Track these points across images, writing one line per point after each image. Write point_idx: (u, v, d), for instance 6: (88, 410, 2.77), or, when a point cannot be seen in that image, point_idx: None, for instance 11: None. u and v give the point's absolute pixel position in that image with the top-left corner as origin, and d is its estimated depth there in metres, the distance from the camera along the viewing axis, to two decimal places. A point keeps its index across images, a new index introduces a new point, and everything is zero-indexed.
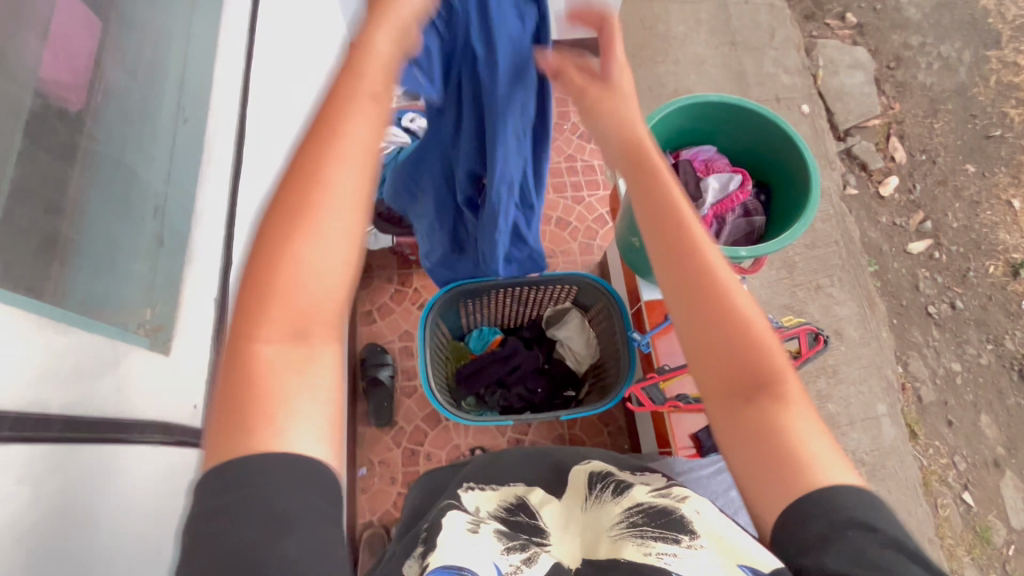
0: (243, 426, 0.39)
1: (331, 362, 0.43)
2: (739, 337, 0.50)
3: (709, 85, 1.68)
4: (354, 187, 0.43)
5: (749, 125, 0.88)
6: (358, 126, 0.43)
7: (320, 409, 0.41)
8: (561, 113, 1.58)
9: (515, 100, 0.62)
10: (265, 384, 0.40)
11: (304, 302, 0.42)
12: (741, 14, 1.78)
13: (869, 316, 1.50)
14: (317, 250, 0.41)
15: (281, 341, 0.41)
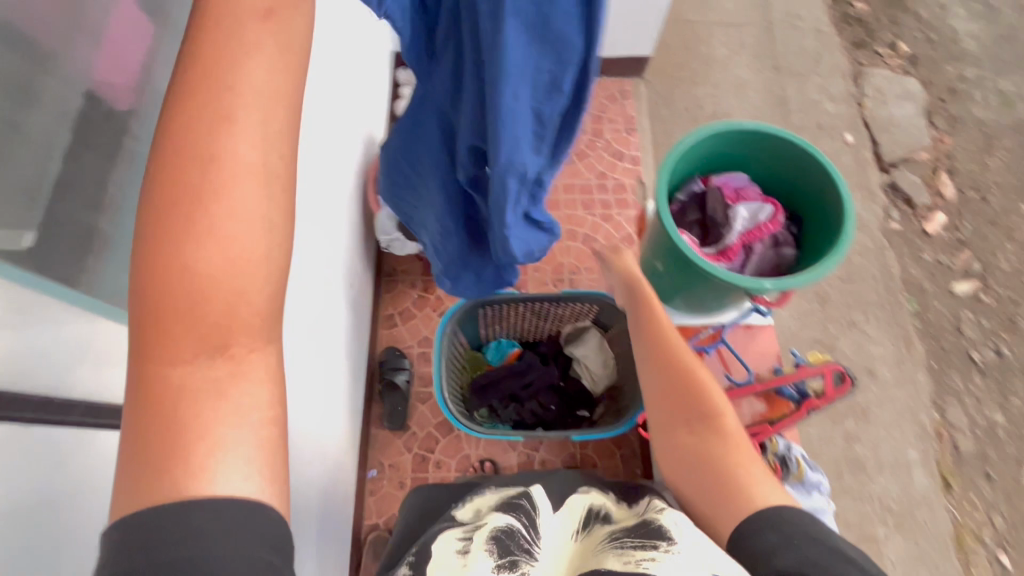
0: (157, 465, 0.35)
1: (256, 375, 0.39)
2: (689, 388, 0.72)
3: (749, 110, 1.65)
4: (255, 162, 0.37)
5: (784, 155, 0.86)
6: (256, 76, 0.37)
7: (250, 435, 0.38)
8: (594, 130, 1.58)
9: (530, 56, 0.44)
10: (181, 408, 0.36)
11: (214, 314, 0.36)
12: (787, 39, 1.75)
13: (906, 358, 1.43)
14: (225, 245, 0.35)
15: (192, 360, 0.36)
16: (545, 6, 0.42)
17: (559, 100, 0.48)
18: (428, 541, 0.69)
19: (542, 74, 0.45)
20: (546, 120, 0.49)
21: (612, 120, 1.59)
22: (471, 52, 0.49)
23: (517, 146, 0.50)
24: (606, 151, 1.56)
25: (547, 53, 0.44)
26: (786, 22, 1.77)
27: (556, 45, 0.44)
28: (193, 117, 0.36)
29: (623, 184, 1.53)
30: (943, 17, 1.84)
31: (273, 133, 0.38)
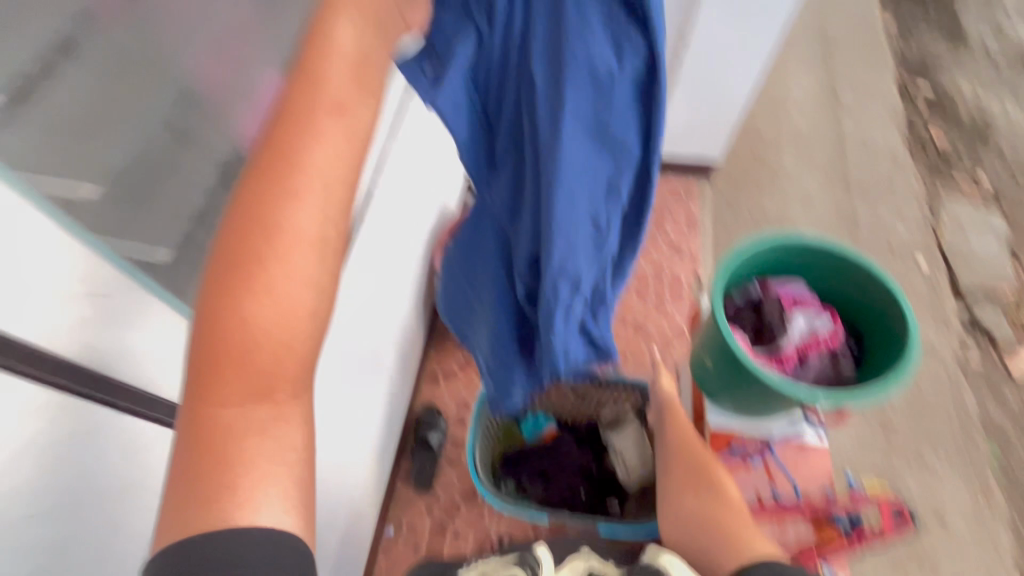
0: (199, 495, 0.38)
1: (293, 417, 0.42)
2: (696, 463, 0.87)
3: (816, 223, 1.65)
4: (315, 230, 0.39)
5: (843, 271, 0.87)
6: (317, 156, 0.38)
7: (284, 471, 0.41)
8: (656, 222, 1.63)
9: (583, 161, 0.49)
10: (227, 441, 0.39)
11: (262, 362, 0.39)
12: (860, 160, 1.77)
13: (983, 509, 1.28)
14: (277, 305, 0.38)
15: (238, 403, 0.39)
16: (604, 115, 0.47)
17: (618, 203, 0.50)
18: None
19: (599, 178, 0.49)
20: (602, 223, 0.51)
21: (674, 215, 1.65)
22: (530, 154, 0.52)
23: (571, 248, 0.52)
24: (666, 244, 1.60)
25: (605, 153, 0.49)
26: (859, 144, 1.80)
27: (612, 148, 0.49)
28: (268, 178, 0.38)
29: (679, 278, 1.55)
30: None
31: (333, 205, 0.40)
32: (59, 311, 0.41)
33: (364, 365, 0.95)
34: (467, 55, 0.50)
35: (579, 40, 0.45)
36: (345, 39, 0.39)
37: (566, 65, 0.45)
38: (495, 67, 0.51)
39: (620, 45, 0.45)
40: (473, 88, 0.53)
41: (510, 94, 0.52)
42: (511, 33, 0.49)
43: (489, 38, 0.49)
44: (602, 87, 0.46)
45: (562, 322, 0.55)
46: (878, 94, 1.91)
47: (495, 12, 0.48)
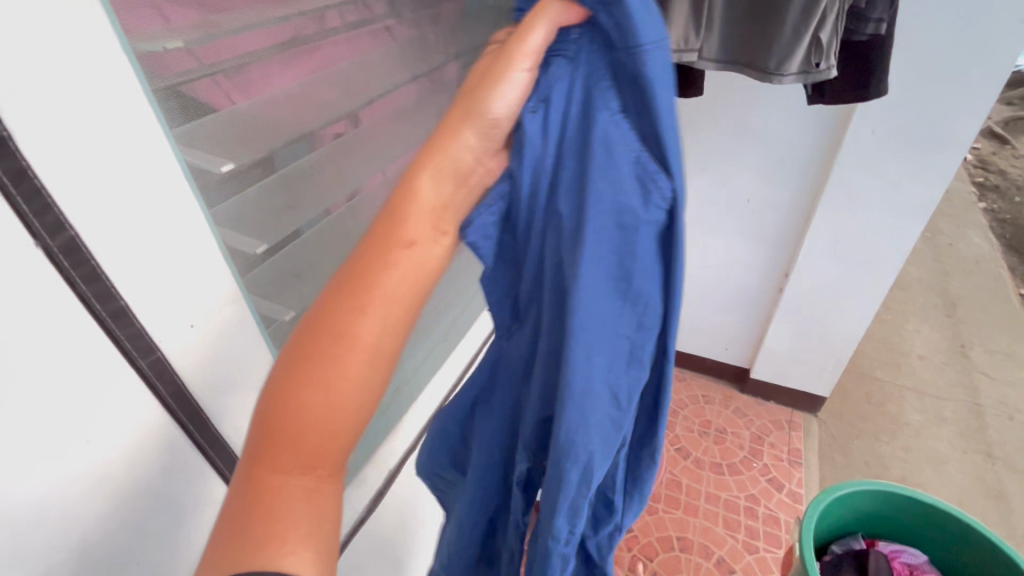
0: (245, 544, 0.34)
1: (336, 497, 0.38)
2: None
3: (952, 492, 1.42)
4: (385, 340, 0.37)
5: (971, 546, 0.75)
6: (396, 272, 0.36)
7: (324, 540, 0.36)
8: (752, 448, 1.53)
9: (602, 312, 0.41)
10: (271, 523, 0.35)
11: (312, 440, 0.36)
12: (1004, 430, 1.57)
13: None
14: (347, 393, 0.36)
15: (291, 473, 0.36)
16: (629, 263, 0.41)
17: (639, 373, 0.44)
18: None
19: (621, 338, 0.43)
20: (625, 399, 0.44)
21: (774, 445, 1.54)
22: (549, 306, 0.44)
23: (586, 429, 0.44)
24: (762, 475, 1.47)
25: (627, 309, 0.42)
26: (1000, 412, 1.62)
27: (634, 302, 0.42)
28: (345, 286, 0.36)
29: (777, 517, 1.37)
30: None
31: (402, 316, 0.37)
32: (203, 347, 0.46)
33: (422, 524, 0.96)
34: (501, 197, 0.41)
35: (597, 182, 0.38)
36: (434, 186, 0.37)
37: (590, 212, 0.39)
38: (535, 208, 0.41)
39: (648, 187, 0.39)
40: (505, 228, 0.43)
41: (537, 238, 0.42)
42: (549, 166, 0.40)
43: (525, 178, 0.40)
44: (629, 236, 0.40)
45: (567, 510, 0.47)
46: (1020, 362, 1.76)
47: (528, 149, 0.39)
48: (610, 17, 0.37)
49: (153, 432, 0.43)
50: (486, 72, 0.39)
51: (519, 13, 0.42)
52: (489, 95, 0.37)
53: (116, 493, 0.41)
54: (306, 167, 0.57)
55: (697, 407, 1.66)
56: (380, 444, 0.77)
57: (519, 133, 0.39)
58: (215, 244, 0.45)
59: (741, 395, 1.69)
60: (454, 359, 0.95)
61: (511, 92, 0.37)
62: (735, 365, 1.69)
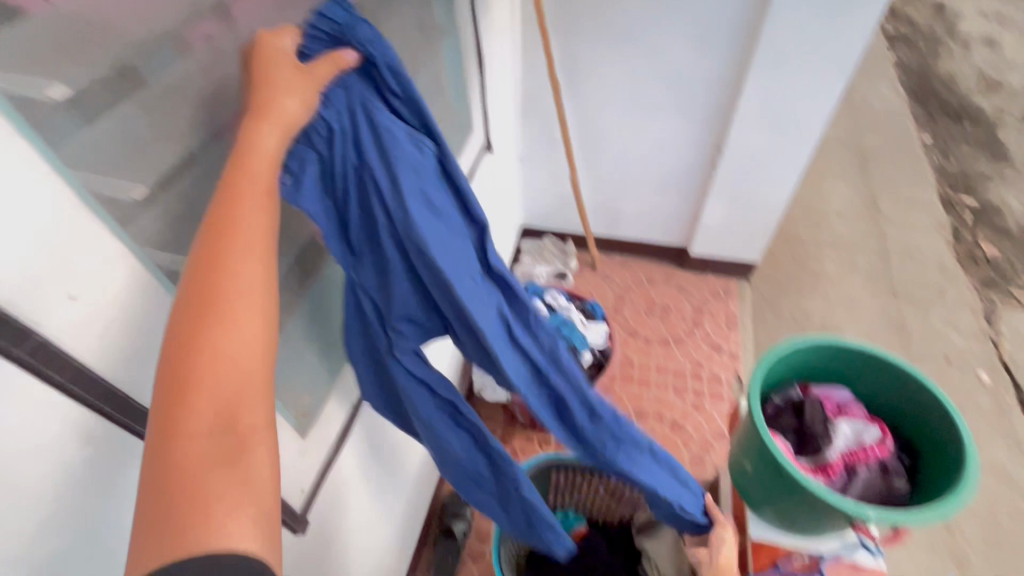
0: (179, 523, 0.31)
1: (268, 454, 0.36)
2: None
3: (862, 329, 1.61)
4: (263, 280, 0.39)
5: (889, 379, 0.85)
6: (255, 212, 0.41)
7: (257, 493, 0.35)
8: (694, 320, 1.64)
9: (437, 229, 0.54)
10: (197, 496, 0.32)
11: (228, 392, 0.36)
12: (906, 269, 1.75)
13: None
14: (240, 332, 0.37)
15: (209, 432, 0.34)
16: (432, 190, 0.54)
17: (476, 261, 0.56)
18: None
19: (450, 238, 0.55)
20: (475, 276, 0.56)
21: (713, 313, 1.65)
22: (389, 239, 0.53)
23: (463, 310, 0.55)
24: (705, 342, 1.59)
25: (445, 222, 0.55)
26: (903, 253, 1.79)
27: (445, 214, 0.55)
28: (217, 243, 0.39)
29: (718, 376, 1.51)
30: None
31: (270, 257, 0.41)
32: (90, 318, 0.40)
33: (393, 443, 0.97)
34: (315, 170, 0.50)
35: (393, 142, 0.51)
36: (272, 141, 0.44)
37: (397, 163, 0.51)
38: (347, 172, 0.51)
39: (417, 141, 0.54)
40: (326, 194, 0.52)
41: (355, 197, 0.52)
42: (345, 142, 0.51)
43: (331, 153, 0.50)
44: (422, 172, 0.53)
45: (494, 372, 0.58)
46: (920, 206, 1.93)
47: (329, 131, 0.50)
48: (372, 48, 0.51)
49: (52, 417, 0.38)
50: (272, 73, 0.46)
51: (306, 49, 0.51)
52: (290, 93, 0.46)
53: (30, 487, 0.37)
54: (176, 81, 0.46)
55: (642, 290, 1.72)
56: (335, 380, 0.74)
57: (319, 124, 0.49)
58: (65, 196, 0.37)
59: (681, 272, 1.76)
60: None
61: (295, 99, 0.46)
62: (674, 245, 1.74)
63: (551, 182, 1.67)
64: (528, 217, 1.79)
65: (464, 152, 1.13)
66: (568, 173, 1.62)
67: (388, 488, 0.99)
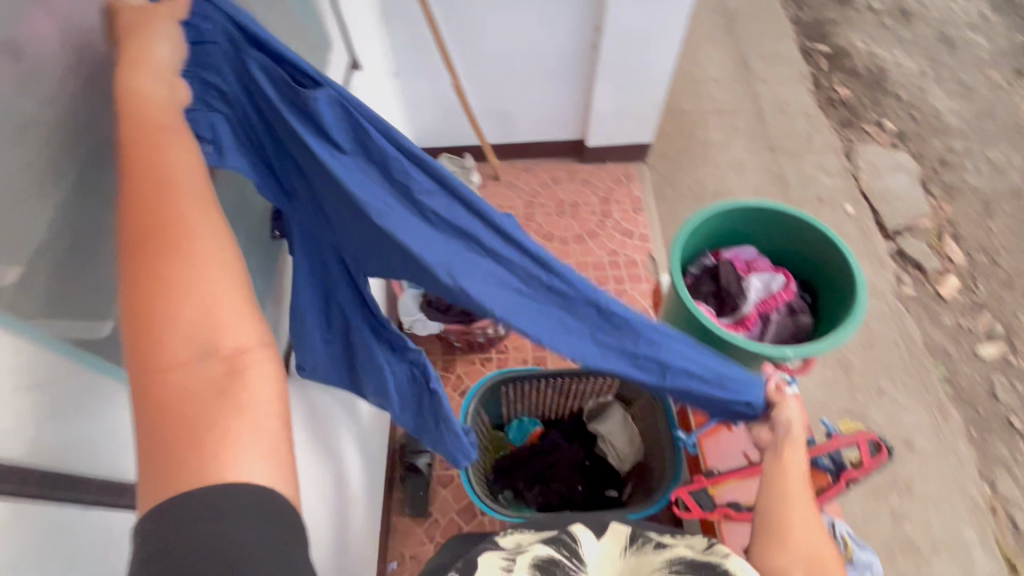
0: (179, 456, 0.33)
1: (266, 378, 0.37)
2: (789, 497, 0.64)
3: (749, 187, 1.73)
4: (203, 226, 0.39)
5: (785, 229, 0.92)
6: (170, 152, 0.40)
7: (257, 421, 0.36)
8: (603, 211, 1.67)
9: (352, 163, 0.53)
10: (191, 430, 0.34)
11: (196, 329, 0.36)
12: (779, 123, 1.87)
13: (942, 427, 1.38)
14: (193, 271, 0.37)
15: (192, 369, 0.35)
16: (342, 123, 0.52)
17: (410, 184, 0.54)
18: (470, 554, 0.59)
19: (373, 171, 0.54)
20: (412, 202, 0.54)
21: (619, 201, 1.69)
22: (316, 181, 0.54)
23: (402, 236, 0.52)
24: (616, 230, 1.63)
25: (365, 156, 0.53)
26: (775, 108, 1.90)
27: (362, 148, 0.53)
28: (140, 201, 0.38)
29: (634, 259, 1.58)
30: (922, 96, 1.92)
31: (205, 205, 0.40)
32: None
33: (336, 398, 0.94)
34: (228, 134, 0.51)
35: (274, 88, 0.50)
36: (152, 89, 0.42)
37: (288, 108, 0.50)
38: (255, 122, 0.52)
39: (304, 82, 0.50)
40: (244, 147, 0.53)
41: (270, 144, 0.53)
42: (242, 94, 0.50)
43: (235, 108, 0.50)
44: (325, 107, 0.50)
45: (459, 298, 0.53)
46: (784, 59, 2.02)
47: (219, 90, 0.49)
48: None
49: None
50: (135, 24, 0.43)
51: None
52: (143, 44, 0.43)
53: None
54: None
55: (549, 191, 1.71)
56: None
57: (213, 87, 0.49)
58: None
59: (582, 166, 1.75)
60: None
61: (160, 45, 0.43)
62: (571, 139, 1.72)
63: (434, 95, 1.54)
64: (418, 138, 1.66)
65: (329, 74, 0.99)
66: (448, 80, 1.49)
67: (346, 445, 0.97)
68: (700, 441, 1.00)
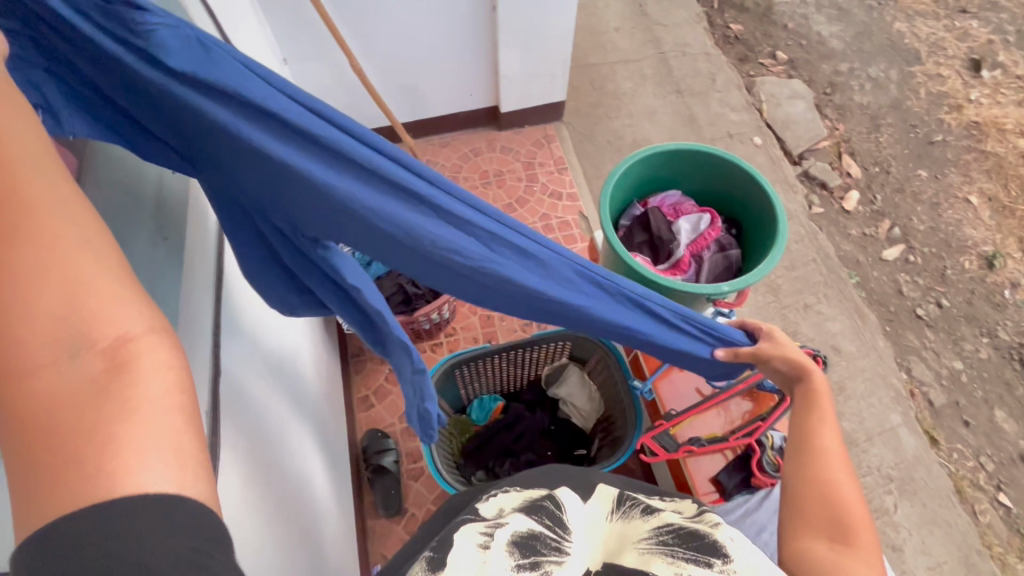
0: (53, 476, 0.26)
1: (158, 368, 0.30)
2: (813, 459, 0.61)
3: (664, 132, 1.77)
4: (45, 187, 0.30)
5: (705, 169, 0.94)
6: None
7: (153, 423, 0.28)
8: (528, 176, 1.65)
9: (238, 106, 0.48)
10: (66, 443, 0.26)
11: (50, 313, 0.28)
12: (682, 65, 1.90)
13: (862, 328, 1.51)
14: (37, 241, 0.29)
15: (53, 364, 0.27)
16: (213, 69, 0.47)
17: (310, 129, 0.49)
18: (449, 530, 0.57)
19: (264, 115, 0.48)
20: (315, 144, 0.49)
21: (543, 164, 1.67)
22: (212, 139, 0.51)
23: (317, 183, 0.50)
24: (544, 193, 1.62)
25: (245, 102, 0.48)
26: (677, 51, 1.93)
27: (242, 92, 0.47)
28: None
29: (567, 220, 1.58)
30: (807, 24, 2.01)
31: (48, 159, 0.32)
32: None
33: (279, 394, 0.88)
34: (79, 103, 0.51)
35: (128, 41, 0.46)
36: None
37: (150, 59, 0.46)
38: (120, 84, 0.49)
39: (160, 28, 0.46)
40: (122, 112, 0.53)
41: (146, 100, 0.50)
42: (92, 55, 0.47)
43: (92, 74, 0.49)
44: (189, 52, 0.47)
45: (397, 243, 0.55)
46: (678, 2, 2.04)
47: (71, 51, 0.47)
48: None
49: None
50: None
51: None
52: None
53: None
54: None
55: (471, 164, 1.66)
56: None
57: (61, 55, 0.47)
58: None
59: (500, 134, 1.71)
60: (194, 234, 0.72)
61: None
62: (484, 108, 1.67)
63: (331, 78, 1.43)
64: None
65: None
66: (344, 59, 1.38)
67: (300, 446, 0.91)
68: (656, 386, 1.04)
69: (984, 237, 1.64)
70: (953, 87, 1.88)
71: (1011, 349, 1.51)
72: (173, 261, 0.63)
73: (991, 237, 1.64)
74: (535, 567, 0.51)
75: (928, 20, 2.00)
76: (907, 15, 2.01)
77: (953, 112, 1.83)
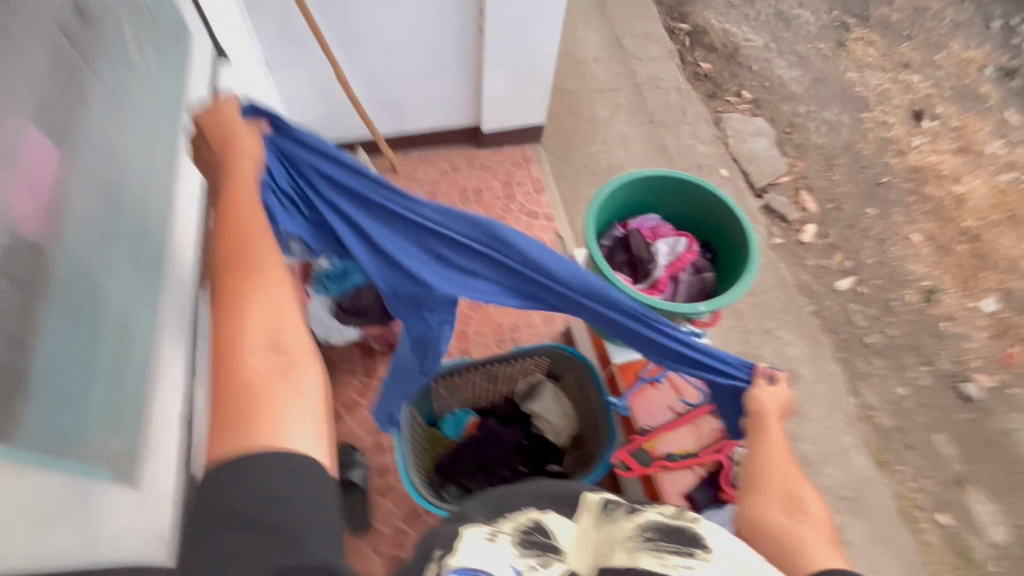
0: (245, 425, 0.47)
1: (312, 375, 0.53)
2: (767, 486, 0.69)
3: (637, 159, 1.84)
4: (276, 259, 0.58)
5: (684, 196, 1.00)
6: (250, 211, 0.61)
7: (307, 406, 0.51)
8: (506, 194, 1.68)
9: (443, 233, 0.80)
10: (257, 404, 0.48)
11: (266, 323, 0.53)
12: (655, 98, 1.99)
13: (817, 353, 1.60)
14: (270, 286, 0.56)
15: (263, 355, 0.51)
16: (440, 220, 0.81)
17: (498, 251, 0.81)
18: (455, 525, 0.60)
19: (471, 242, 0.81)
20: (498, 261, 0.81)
21: (521, 183, 1.70)
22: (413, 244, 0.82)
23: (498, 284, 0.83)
24: (522, 212, 1.66)
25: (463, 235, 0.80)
26: (651, 83, 2.02)
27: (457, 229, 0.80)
28: (234, 236, 0.58)
29: (542, 240, 1.62)
30: (769, 67, 2.15)
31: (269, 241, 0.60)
32: None
33: None
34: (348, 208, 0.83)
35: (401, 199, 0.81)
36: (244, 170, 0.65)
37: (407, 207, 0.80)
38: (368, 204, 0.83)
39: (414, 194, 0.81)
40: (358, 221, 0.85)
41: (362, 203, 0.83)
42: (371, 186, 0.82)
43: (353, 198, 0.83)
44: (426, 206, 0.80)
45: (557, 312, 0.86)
46: (653, 37, 2.14)
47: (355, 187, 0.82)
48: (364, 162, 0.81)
49: None
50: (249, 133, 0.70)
51: None
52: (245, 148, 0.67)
53: None
54: None
55: (450, 179, 1.69)
56: (162, 411, 0.67)
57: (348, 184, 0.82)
58: None
59: (479, 151, 1.74)
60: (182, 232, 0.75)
61: None
62: (466, 125, 1.70)
63: (315, 87, 1.44)
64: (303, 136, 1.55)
65: (196, 63, 0.87)
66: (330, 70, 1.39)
67: None
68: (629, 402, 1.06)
69: (925, 272, 1.77)
70: (898, 134, 2.04)
71: (949, 377, 1.62)
72: (157, 261, 0.69)
73: (931, 272, 1.78)
74: (540, 560, 0.56)
75: (877, 71, 2.18)
76: (859, 66, 2.18)
77: (897, 157, 1.99)
